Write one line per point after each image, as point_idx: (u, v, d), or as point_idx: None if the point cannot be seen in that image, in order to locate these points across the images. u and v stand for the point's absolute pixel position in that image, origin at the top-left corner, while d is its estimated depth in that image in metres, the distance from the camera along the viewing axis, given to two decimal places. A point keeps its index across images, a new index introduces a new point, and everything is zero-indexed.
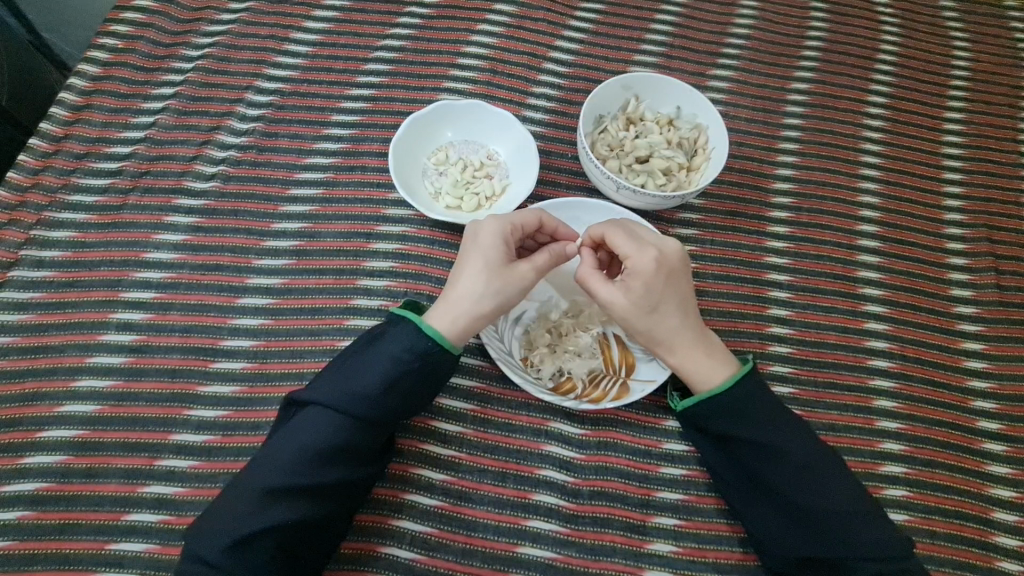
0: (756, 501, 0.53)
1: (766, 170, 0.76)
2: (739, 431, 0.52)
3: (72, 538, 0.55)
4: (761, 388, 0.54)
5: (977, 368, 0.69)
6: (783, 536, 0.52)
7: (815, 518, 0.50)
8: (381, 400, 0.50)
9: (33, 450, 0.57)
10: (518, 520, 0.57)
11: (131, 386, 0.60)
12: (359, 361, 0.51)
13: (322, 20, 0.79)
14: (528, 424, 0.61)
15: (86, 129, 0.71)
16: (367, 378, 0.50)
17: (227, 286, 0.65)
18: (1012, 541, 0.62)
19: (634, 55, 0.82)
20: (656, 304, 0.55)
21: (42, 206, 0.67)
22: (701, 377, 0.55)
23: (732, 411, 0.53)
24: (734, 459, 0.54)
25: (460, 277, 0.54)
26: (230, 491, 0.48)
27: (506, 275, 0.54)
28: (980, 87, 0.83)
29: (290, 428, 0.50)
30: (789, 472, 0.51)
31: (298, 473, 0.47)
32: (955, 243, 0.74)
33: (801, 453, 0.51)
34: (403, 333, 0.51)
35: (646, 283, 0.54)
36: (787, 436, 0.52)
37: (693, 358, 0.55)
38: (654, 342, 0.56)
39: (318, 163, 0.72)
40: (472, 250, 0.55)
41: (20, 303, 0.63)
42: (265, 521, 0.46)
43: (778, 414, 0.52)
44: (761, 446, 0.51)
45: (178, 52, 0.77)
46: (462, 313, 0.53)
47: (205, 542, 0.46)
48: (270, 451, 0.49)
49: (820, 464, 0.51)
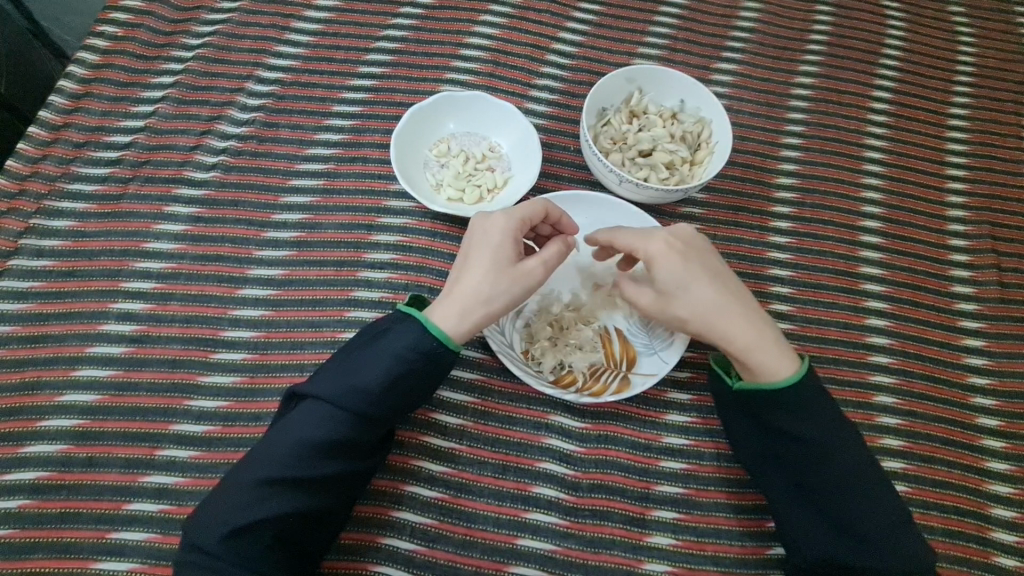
0: (792, 501, 0.53)
1: (769, 165, 0.76)
2: (795, 427, 0.51)
3: (73, 527, 0.55)
4: (821, 390, 0.53)
5: (977, 365, 0.69)
6: (814, 536, 0.51)
7: (850, 524, 0.50)
8: (382, 396, 0.50)
9: (32, 439, 0.57)
10: (518, 512, 0.57)
11: (132, 376, 0.60)
12: (361, 355, 0.51)
13: (323, 10, 0.79)
14: (528, 416, 0.61)
15: (86, 118, 0.71)
16: (369, 373, 0.50)
17: (227, 277, 0.65)
18: (1010, 537, 0.62)
19: (638, 47, 0.81)
20: (701, 279, 0.54)
21: (42, 195, 0.67)
22: (774, 361, 0.52)
23: (789, 406, 0.52)
24: (777, 453, 0.53)
25: (468, 274, 0.54)
26: (229, 480, 0.48)
27: (516, 273, 0.54)
28: (985, 82, 0.83)
29: (290, 421, 0.50)
30: (836, 474, 0.50)
31: (298, 465, 0.48)
32: (957, 239, 0.74)
33: (850, 462, 0.51)
34: (406, 331, 0.51)
35: (680, 256, 0.54)
36: (841, 440, 0.51)
37: (759, 337, 0.53)
38: (712, 319, 0.53)
39: (319, 154, 0.71)
40: (480, 247, 0.54)
41: (20, 292, 0.63)
42: (262, 512, 0.46)
43: (834, 418, 0.52)
44: (815, 446, 0.51)
45: (178, 40, 0.76)
46: (471, 310, 0.52)
47: (203, 532, 0.46)
48: (269, 442, 0.49)
49: (866, 473, 0.51)
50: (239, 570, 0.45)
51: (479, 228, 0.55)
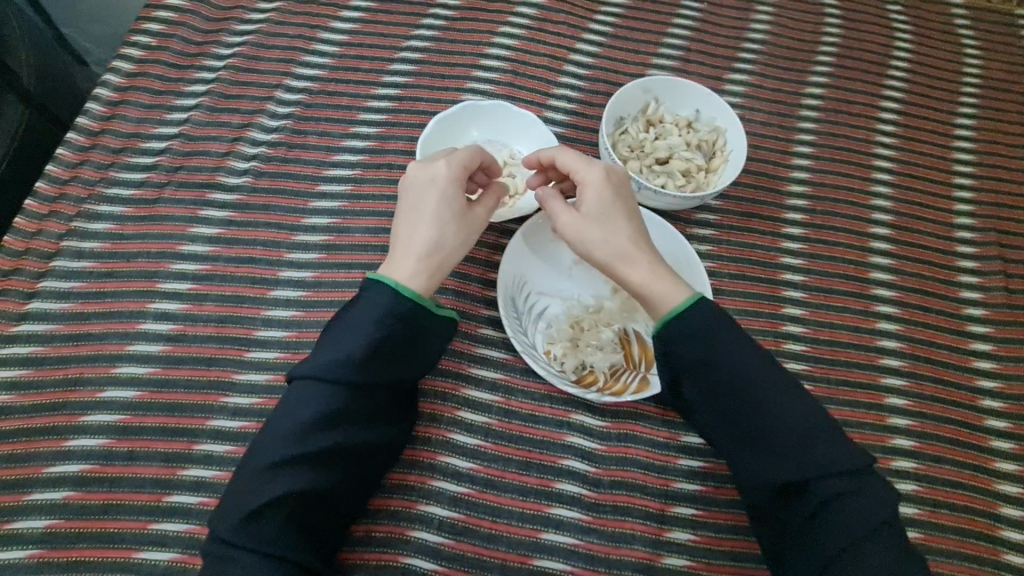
0: (732, 438, 0.52)
1: (781, 173, 0.78)
2: (697, 353, 0.51)
3: (114, 518, 0.57)
4: (717, 310, 0.52)
5: (985, 368, 0.71)
6: (762, 472, 0.50)
7: (781, 441, 0.49)
8: (370, 362, 0.51)
9: (75, 433, 0.59)
10: (541, 507, 0.59)
11: (169, 373, 0.62)
12: (344, 329, 0.52)
13: (349, 21, 0.81)
14: (550, 415, 0.63)
15: (122, 125, 0.73)
16: (354, 343, 0.51)
17: (259, 279, 0.67)
18: (1018, 535, 0.64)
19: (652, 58, 0.84)
20: (608, 211, 0.56)
21: (81, 199, 0.69)
22: (667, 292, 0.53)
23: (692, 334, 0.51)
24: (703, 391, 0.52)
25: (415, 221, 0.57)
26: (240, 469, 0.50)
27: (460, 219, 0.57)
28: (989, 93, 0.85)
29: (286, 403, 0.51)
30: (757, 397, 0.50)
31: (300, 444, 0.49)
32: (965, 246, 0.76)
33: (755, 377, 0.50)
34: (383, 298, 0.52)
35: (598, 192, 0.57)
36: (744, 359, 0.51)
37: (656, 270, 0.55)
38: (614, 254, 0.55)
39: (346, 161, 0.74)
40: (423, 192, 0.57)
41: (62, 292, 0.65)
42: (272, 493, 0.47)
43: (734, 335, 0.52)
44: (720, 370, 0.51)
45: (209, 50, 0.79)
46: (423, 259, 0.55)
47: (221, 524, 0.47)
48: (271, 425, 0.51)
49: (776, 386, 0.50)
50: (258, 551, 0.46)
51: (422, 177, 0.57)
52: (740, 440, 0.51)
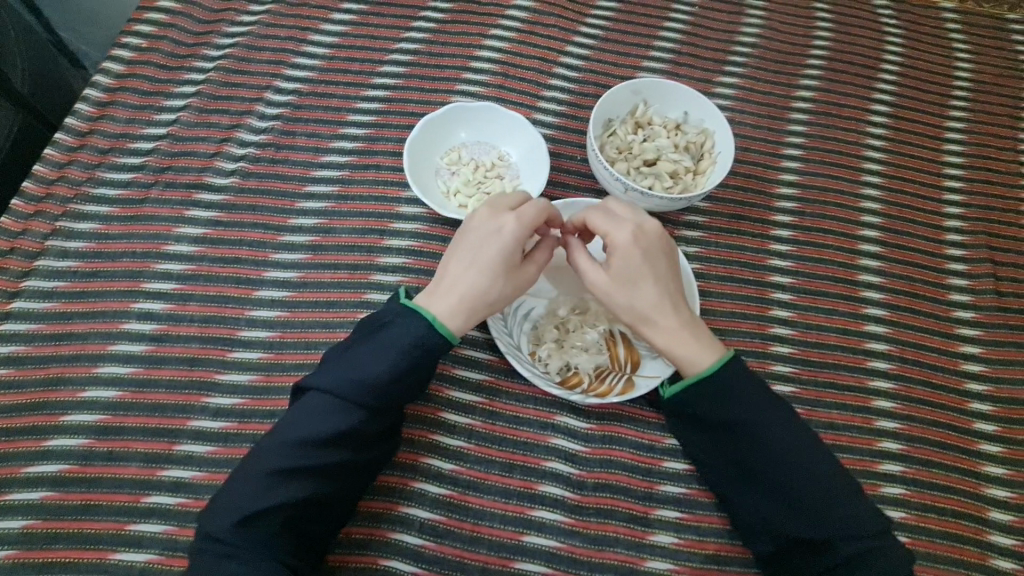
0: (748, 491, 0.54)
1: (770, 175, 0.78)
2: (721, 416, 0.52)
3: (93, 519, 0.56)
4: (743, 373, 0.54)
5: (974, 371, 0.70)
6: (776, 524, 0.52)
7: (799, 500, 0.51)
8: (387, 389, 0.51)
9: (55, 433, 0.59)
10: (524, 510, 0.59)
11: (152, 373, 0.62)
12: (365, 348, 0.52)
13: (340, 23, 0.82)
14: (534, 417, 0.63)
15: (111, 125, 0.74)
16: (374, 366, 0.51)
17: (244, 279, 0.67)
18: (1007, 540, 0.63)
19: (643, 60, 0.84)
20: (637, 276, 0.55)
21: (67, 198, 0.69)
22: (692, 356, 0.54)
23: (715, 397, 0.53)
24: (722, 447, 0.54)
25: (460, 268, 0.56)
26: (242, 469, 0.50)
27: (510, 271, 0.56)
28: (981, 97, 0.85)
29: (298, 413, 0.51)
30: (779, 460, 0.51)
31: (303, 457, 0.49)
32: (954, 249, 0.76)
33: (779, 441, 0.52)
34: (408, 324, 0.53)
35: (626, 254, 0.55)
36: (768, 423, 0.52)
37: (679, 335, 0.55)
38: (641, 318, 0.56)
39: (334, 161, 0.74)
40: (474, 241, 0.56)
41: (46, 292, 0.65)
42: (272, 500, 0.48)
43: (760, 400, 0.53)
44: (744, 432, 0.52)
45: (199, 51, 0.79)
46: (468, 310, 0.54)
47: (214, 522, 0.47)
48: (279, 432, 0.51)
49: (799, 448, 0.52)
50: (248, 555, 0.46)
51: (487, 228, 0.56)
52: (756, 493, 0.53)
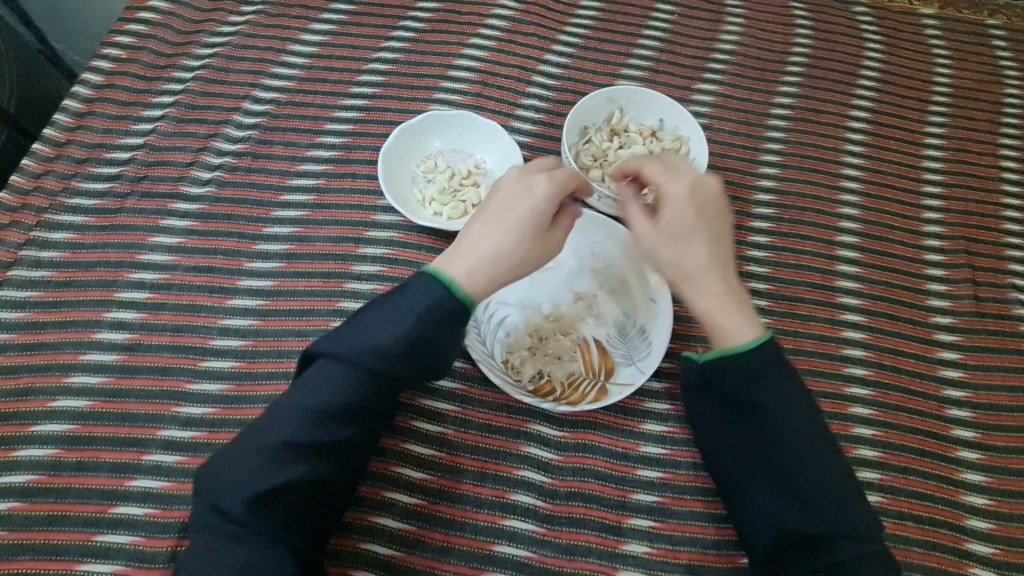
0: (757, 480, 0.52)
1: (747, 182, 0.78)
2: (756, 394, 0.50)
3: (59, 530, 0.56)
4: (780, 359, 0.52)
5: (953, 377, 0.70)
6: (778, 517, 0.50)
7: (811, 494, 0.49)
8: (402, 359, 0.48)
9: (24, 444, 0.59)
10: (496, 519, 0.58)
11: (122, 383, 0.62)
12: (380, 315, 0.49)
13: (319, 33, 0.82)
14: (507, 425, 0.62)
15: (88, 135, 0.74)
16: (388, 335, 0.48)
17: (218, 287, 0.67)
18: (985, 548, 0.62)
19: (621, 68, 0.84)
20: (688, 231, 0.54)
21: (42, 208, 0.69)
22: (734, 325, 0.52)
23: (751, 373, 0.51)
24: (745, 430, 0.52)
25: (491, 229, 0.53)
26: (243, 440, 0.47)
27: (539, 236, 0.54)
28: (960, 102, 0.85)
29: (307, 382, 0.48)
30: (801, 450, 0.50)
31: (307, 433, 0.46)
32: (933, 254, 0.76)
33: (806, 429, 0.50)
34: (425, 290, 0.49)
35: (679, 206, 0.54)
36: (797, 409, 0.50)
37: (723, 301, 0.53)
38: (682, 277, 0.54)
39: (311, 170, 0.74)
40: (507, 203, 0.54)
41: (18, 301, 0.65)
42: (279, 477, 0.45)
43: (793, 387, 0.51)
44: (775, 415, 0.50)
45: (179, 62, 0.79)
46: (492, 272, 0.51)
47: (212, 500, 0.45)
48: (286, 403, 0.48)
49: (820, 443, 0.50)
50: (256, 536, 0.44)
51: (517, 186, 0.54)
52: (766, 482, 0.51)
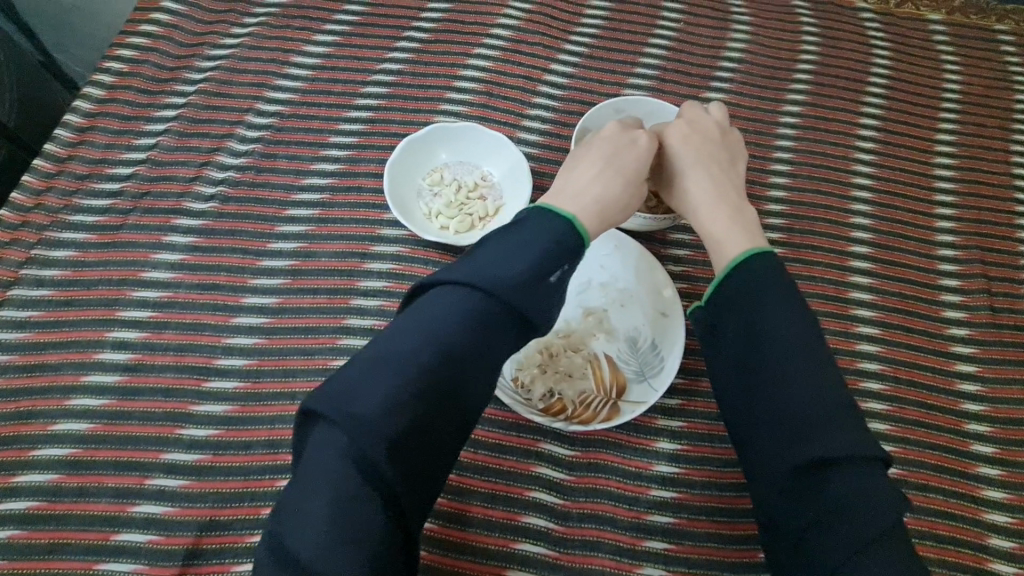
0: (757, 420, 0.48)
1: (757, 193, 0.77)
2: (754, 320, 0.49)
3: (61, 557, 0.55)
4: (789, 290, 0.50)
5: (970, 390, 0.68)
6: (773, 457, 0.46)
7: (809, 429, 0.44)
8: (525, 292, 0.45)
9: (24, 468, 0.58)
10: (507, 543, 0.57)
11: (125, 405, 0.61)
12: (497, 249, 0.47)
13: (322, 44, 0.81)
14: (518, 445, 0.61)
15: (90, 151, 0.73)
16: (510, 267, 0.45)
17: (222, 305, 0.66)
18: (1009, 568, 0.61)
19: (628, 77, 0.83)
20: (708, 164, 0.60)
21: (43, 226, 0.68)
22: (745, 239, 0.56)
23: (749, 296, 0.49)
24: (743, 362, 0.49)
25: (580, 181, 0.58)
26: (346, 376, 0.42)
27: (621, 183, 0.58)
28: (971, 109, 0.84)
29: (419, 316, 0.44)
30: (802, 381, 0.46)
31: (423, 368, 0.41)
32: (947, 264, 0.75)
33: (811, 364, 0.47)
34: (545, 228, 0.49)
35: (698, 143, 0.61)
36: (802, 341, 0.47)
37: (735, 220, 0.58)
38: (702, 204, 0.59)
39: (315, 184, 0.73)
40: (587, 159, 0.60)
41: (19, 321, 0.64)
42: (396, 414, 0.40)
43: (802, 321, 0.48)
44: (776, 342, 0.47)
45: (181, 75, 0.79)
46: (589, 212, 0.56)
47: (321, 441, 0.39)
48: (396, 336, 0.43)
49: (828, 384, 0.46)
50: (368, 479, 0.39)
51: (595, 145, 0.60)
52: (763, 421, 0.47)
